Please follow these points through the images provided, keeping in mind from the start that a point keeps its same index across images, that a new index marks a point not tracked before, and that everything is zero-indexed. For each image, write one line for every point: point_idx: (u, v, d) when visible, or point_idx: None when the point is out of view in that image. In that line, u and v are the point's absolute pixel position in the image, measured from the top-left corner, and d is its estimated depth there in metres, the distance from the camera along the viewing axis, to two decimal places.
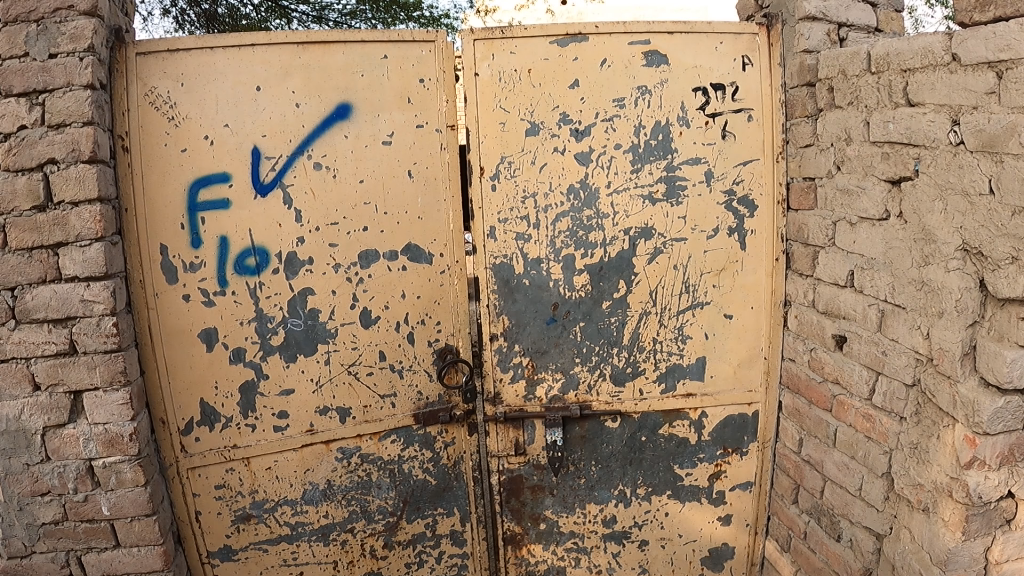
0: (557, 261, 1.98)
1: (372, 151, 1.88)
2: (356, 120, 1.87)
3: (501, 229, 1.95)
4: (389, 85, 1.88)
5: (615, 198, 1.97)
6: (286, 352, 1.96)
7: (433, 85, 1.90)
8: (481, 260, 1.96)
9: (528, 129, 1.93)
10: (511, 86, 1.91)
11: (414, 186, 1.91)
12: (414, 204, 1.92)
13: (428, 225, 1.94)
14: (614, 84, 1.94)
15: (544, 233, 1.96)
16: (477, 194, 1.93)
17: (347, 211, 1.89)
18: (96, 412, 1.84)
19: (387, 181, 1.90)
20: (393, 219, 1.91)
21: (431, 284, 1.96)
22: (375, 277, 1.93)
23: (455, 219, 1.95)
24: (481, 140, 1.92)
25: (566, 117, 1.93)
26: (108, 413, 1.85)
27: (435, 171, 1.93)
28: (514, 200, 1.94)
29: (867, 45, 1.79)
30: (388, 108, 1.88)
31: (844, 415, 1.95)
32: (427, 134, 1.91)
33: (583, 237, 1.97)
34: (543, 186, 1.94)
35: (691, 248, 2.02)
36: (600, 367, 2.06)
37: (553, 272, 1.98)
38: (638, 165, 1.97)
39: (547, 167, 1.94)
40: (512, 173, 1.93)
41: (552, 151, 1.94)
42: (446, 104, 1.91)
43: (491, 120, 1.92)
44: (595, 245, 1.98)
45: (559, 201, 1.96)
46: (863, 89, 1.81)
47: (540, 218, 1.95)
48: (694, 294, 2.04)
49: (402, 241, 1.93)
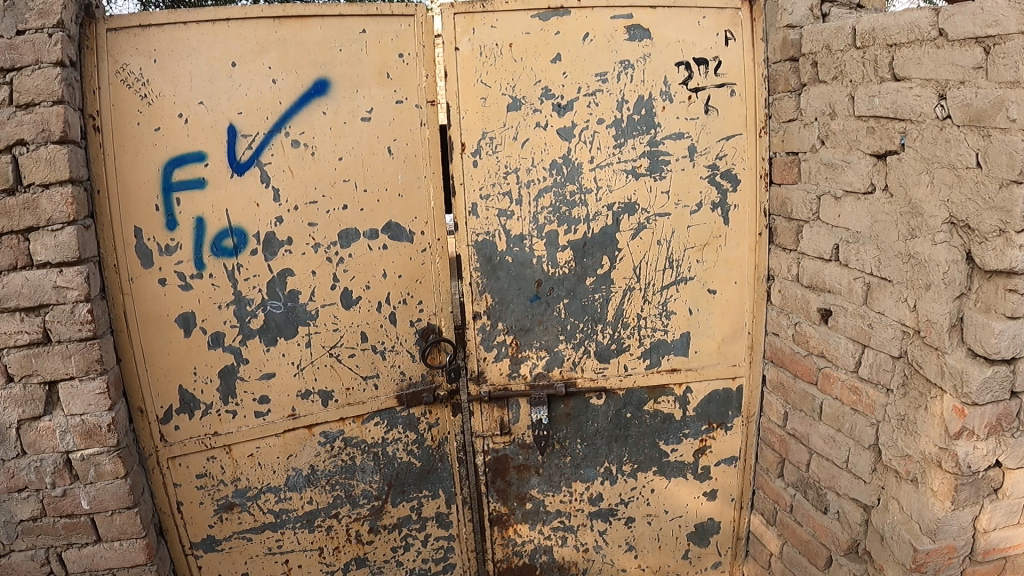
0: (540, 238, 1.95)
1: (350, 127, 1.84)
2: (334, 96, 1.83)
3: (483, 205, 1.92)
4: (368, 60, 1.84)
5: (599, 174, 1.95)
6: (266, 335, 1.93)
7: (413, 60, 1.86)
8: (464, 237, 1.93)
9: (509, 104, 1.90)
10: (492, 61, 1.88)
11: (394, 163, 1.87)
12: (394, 181, 1.88)
13: (409, 202, 1.90)
14: (597, 59, 1.92)
15: (527, 209, 1.94)
16: (459, 170, 1.90)
17: (325, 188, 1.84)
18: (73, 402, 1.80)
19: (366, 158, 1.85)
20: (373, 196, 1.87)
21: (412, 263, 1.93)
22: (356, 256, 1.89)
23: (436, 196, 1.92)
24: (462, 115, 1.89)
25: (549, 92, 1.91)
26: (84, 404, 1.81)
27: (416, 148, 1.88)
28: (496, 176, 1.91)
29: (852, 20, 1.78)
30: (367, 83, 1.84)
31: (829, 388, 1.96)
32: (407, 110, 1.87)
33: (567, 213, 1.95)
34: (525, 162, 1.92)
35: (675, 223, 2.00)
36: (585, 343, 2.04)
37: (536, 249, 1.96)
38: (622, 140, 1.95)
39: (529, 142, 1.91)
40: (494, 149, 1.90)
41: (534, 126, 1.91)
42: (426, 80, 1.88)
43: (472, 95, 1.88)
44: (579, 221, 1.96)
45: (541, 176, 1.93)
46: (848, 63, 1.80)
47: (522, 195, 1.93)
48: (677, 269, 2.03)
49: (383, 219, 1.88)
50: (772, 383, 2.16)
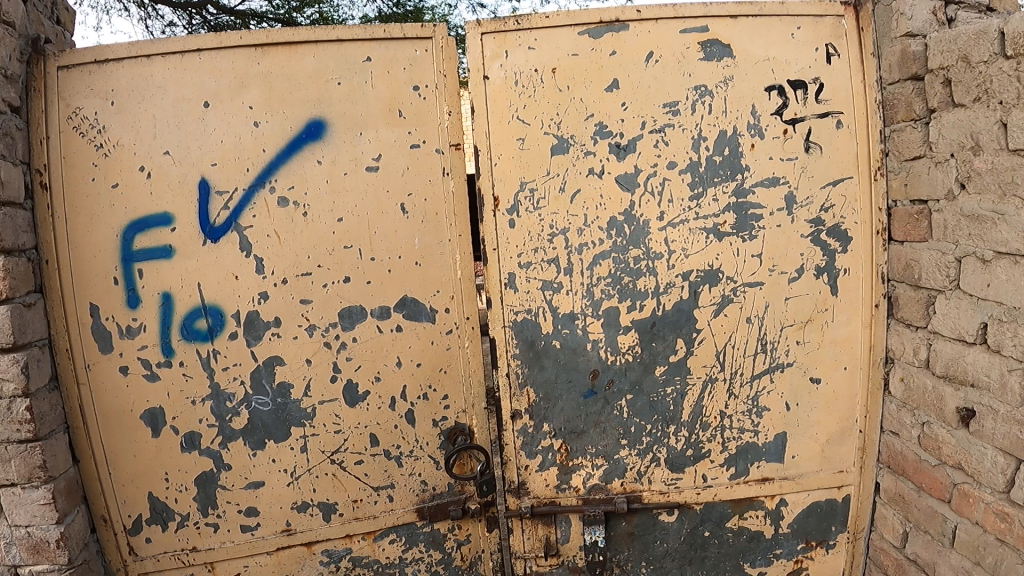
0: (594, 314, 1.54)
1: (353, 180, 1.43)
2: (331, 141, 1.43)
3: (524, 276, 1.51)
4: (374, 94, 1.43)
5: (671, 233, 1.53)
6: (252, 437, 1.53)
7: (432, 93, 1.45)
8: (497, 315, 1.52)
9: (554, 145, 1.48)
10: (532, 92, 1.48)
11: (409, 224, 1.46)
12: (409, 246, 1.46)
13: (429, 272, 1.47)
14: (666, 86, 1.50)
15: (578, 279, 1.52)
16: (490, 232, 1.50)
17: (322, 257, 1.44)
18: (14, 513, 1.39)
19: (374, 218, 1.44)
20: (382, 266, 1.46)
21: (434, 349, 1.51)
22: (361, 342, 1.48)
23: (462, 265, 1.48)
24: (495, 161, 1.48)
25: (605, 130, 1.49)
26: (29, 514, 1.40)
27: (435, 204, 1.46)
28: (538, 238, 1.51)
29: (1000, 19, 1.32)
30: (374, 123, 1.43)
31: (967, 511, 1.50)
32: (426, 155, 1.45)
33: (628, 284, 1.54)
34: (575, 219, 1.50)
35: (769, 295, 1.62)
36: (653, 450, 1.66)
37: (591, 333, 1.55)
38: (699, 190, 1.53)
39: (580, 194, 1.50)
40: (537, 204, 1.50)
41: (586, 173, 1.49)
42: (448, 118, 1.45)
43: (507, 135, 1.48)
44: (644, 295, 1.55)
45: (597, 238, 1.51)
46: (994, 78, 1.34)
47: (571, 261, 1.51)
48: (773, 354, 1.66)
49: (397, 295, 1.47)
50: (889, 492, 1.72)
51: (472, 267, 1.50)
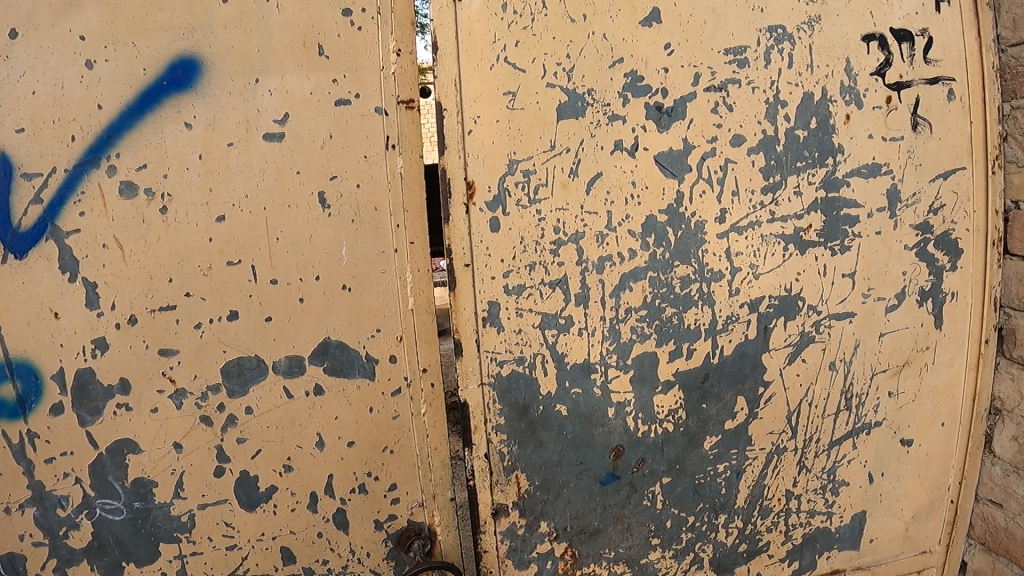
0: (619, 364, 1.00)
1: (241, 153, 0.89)
2: (206, 92, 0.87)
3: (516, 308, 0.95)
4: (281, 20, 0.88)
5: (734, 242, 1.01)
6: (98, 562, 0.96)
7: (372, 24, 0.91)
8: (471, 368, 0.95)
9: (562, 103, 0.93)
10: (528, 20, 0.91)
11: (332, 226, 0.92)
12: (331, 260, 0.92)
13: (364, 302, 0.95)
14: (729, 23, 0.99)
15: (595, 313, 0.98)
16: (459, 239, 0.92)
17: (191, 279, 0.89)
18: None
19: (273, 214, 0.90)
20: (289, 294, 0.92)
21: (371, 419, 0.98)
22: (260, 413, 0.95)
23: (416, 288, 0.97)
24: (467, 125, 0.91)
25: (643, 84, 0.96)
26: None
27: (372, 193, 0.93)
28: (535, 248, 0.95)
29: None
30: (278, 65, 0.88)
31: None
32: (359, 118, 0.91)
33: (664, 322, 1.00)
34: (595, 219, 0.95)
35: (861, 329, 1.13)
36: (696, 550, 1.14)
37: (613, 394, 1.01)
38: (776, 177, 1.02)
39: (603, 182, 0.95)
40: (536, 194, 0.93)
41: (613, 150, 0.95)
42: (396, 63, 0.92)
43: (488, 87, 0.91)
44: (695, 334, 1.02)
45: (630, 247, 0.97)
46: None
47: (588, 283, 0.97)
48: (858, 411, 1.17)
49: (314, 338, 0.94)
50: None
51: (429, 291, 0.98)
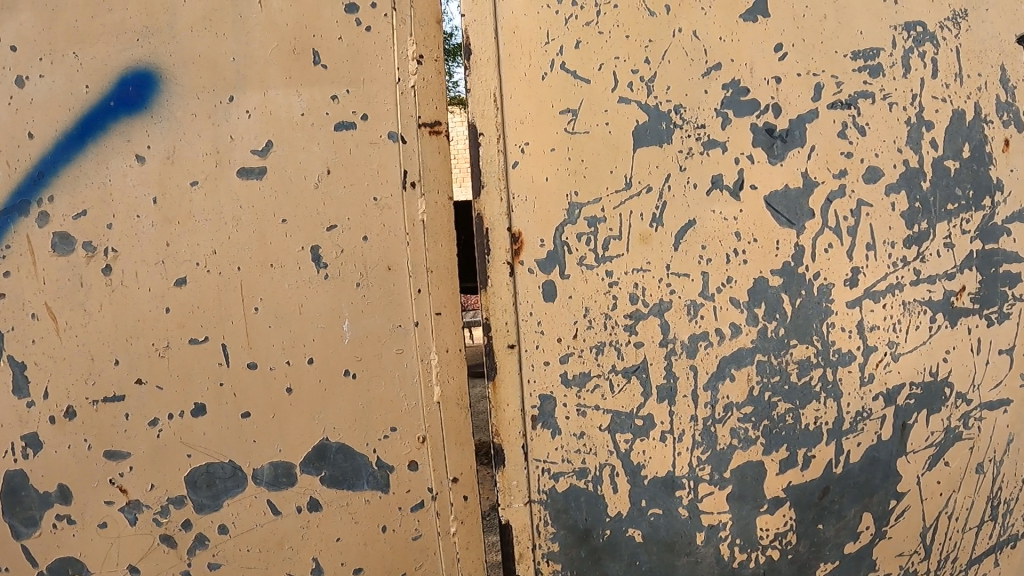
0: (714, 478, 0.71)
1: (208, 196, 0.65)
2: (164, 114, 0.65)
3: (578, 405, 0.69)
4: (265, 18, 0.65)
5: (869, 312, 0.73)
6: None
7: (385, 23, 0.67)
8: (515, 482, 0.69)
9: (640, 125, 0.68)
10: (591, 16, 0.67)
11: (330, 291, 0.67)
12: (329, 337, 0.67)
13: (375, 392, 0.68)
14: (855, 16, 0.72)
15: (685, 412, 0.70)
16: (500, 311, 0.67)
17: (143, 361, 0.66)
18: None
19: (249, 277, 0.66)
20: (272, 383, 0.67)
21: (386, 541, 0.70)
22: (239, 533, 0.68)
23: (443, 373, 0.69)
24: (512, 156, 0.67)
25: (748, 98, 0.70)
26: None
27: (385, 248, 0.67)
28: (604, 324, 0.68)
29: None
30: (259, 78, 0.65)
31: None
32: (368, 148, 0.67)
33: (773, 425, 0.72)
34: (687, 283, 0.69)
35: (1016, 417, 0.80)
36: None
37: (703, 516, 0.72)
38: (922, 225, 0.74)
39: (697, 232, 0.69)
40: (606, 249, 0.67)
41: (711, 189, 0.69)
42: (416, 74, 0.67)
43: (537, 105, 0.67)
44: (816, 436, 0.73)
45: (732, 322, 0.69)
46: None
47: (675, 372, 0.69)
48: (1004, 518, 0.81)
49: (308, 439, 0.68)
50: None
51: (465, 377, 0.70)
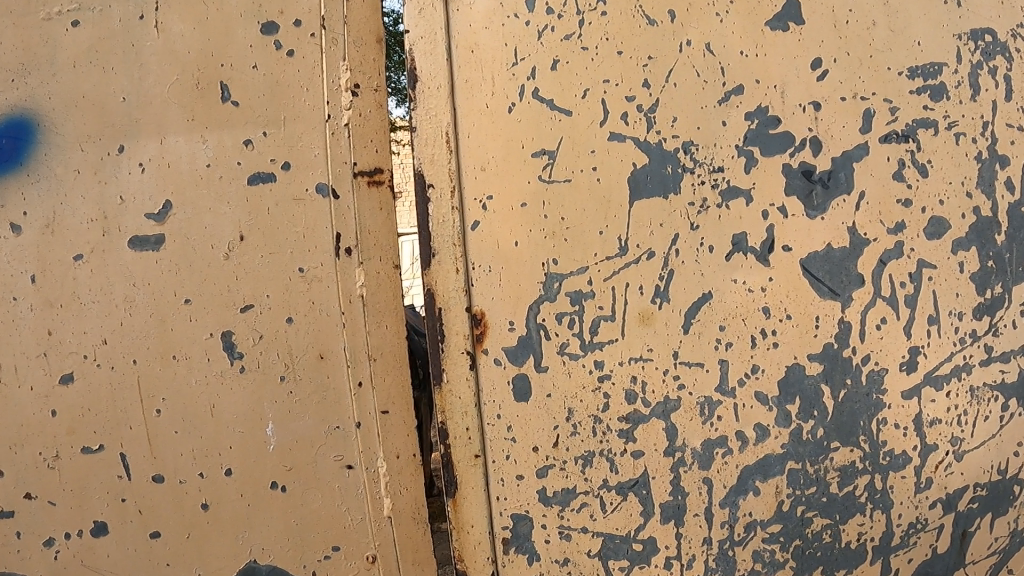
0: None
1: (97, 274, 0.48)
2: (43, 170, 0.49)
3: (561, 528, 0.50)
4: (162, 48, 0.50)
5: (929, 403, 0.53)
6: None
7: (311, 48, 0.51)
8: None
9: (639, 170, 0.49)
10: (569, 26, 0.49)
11: (251, 388, 0.49)
12: (250, 444, 0.49)
13: (314, 509, 0.50)
14: (910, 23, 0.53)
15: (698, 534, 0.51)
16: (458, 413, 0.49)
17: (29, 474, 0.49)
18: None
19: (149, 372, 0.49)
20: (183, 499, 0.50)
21: None
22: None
23: (395, 484, 0.52)
24: (470, 214, 0.49)
25: (780, 130, 0.50)
26: None
27: (318, 331, 0.50)
28: (593, 429, 0.49)
29: None
30: (156, 122, 0.49)
31: None
32: (291, 207, 0.50)
33: (806, 545, 0.52)
34: (702, 375, 0.50)
35: None
36: None
37: None
38: (997, 286, 0.54)
39: (714, 309, 0.49)
40: (594, 333, 0.49)
41: (731, 254, 0.49)
42: (352, 110, 0.51)
43: (503, 146, 0.49)
44: (859, 554, 0.54)
45: (758, 422, 0.50)
46: None
47: (685, 487, 0.50)
48: None
49: (234, 564, 0.50)
50: None
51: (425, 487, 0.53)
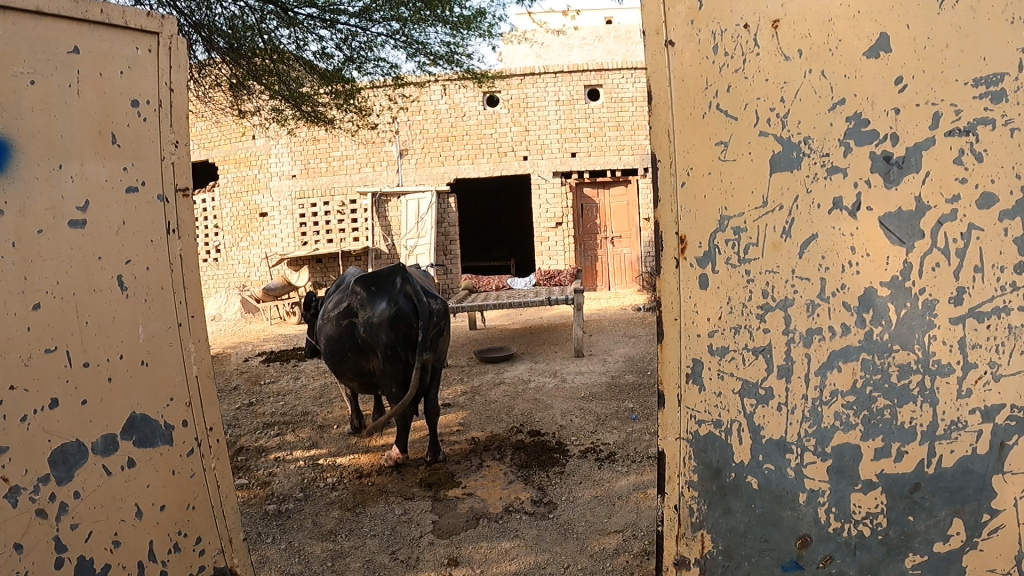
0: (817, 451, 0.71)
1: (52, 242, 0.72)
2: (11, 178, 0.69)
3: (721, 370, 0.73)
4: (80, 105, 0.75)
5: (973, 330, 0.69)
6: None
7: (156, 116, 0.81)
8: (670, 419, 0.74)
9: (776, 154, 0.70)
10: (737, 59, 0.71)
11: (130, 308, 0.79)
12: (131, 340, 0.79)
13: (161, 376, 0.81)
14: (978, 42, 0.68)
15: (799, 390, 0.71)
16: (668, 292, 0.73)
17: (11, 371, 0.69)
18: None
19: (82, 300, 0.75)
20: (97, 374, 0.76)
21: (177, 483, 0.82)
22: (88, 493, 0.74)
23: (196, 355, 0.85)
24: (678, 176, 0.72)
25: (869, 129, 0.69)
26: None
27: (160, 273, 0.81)
28: (741, 310, 0.72)
29: None
30: (78, 151, 0.74)
31: None
32: (146, 207, 0.80)
33: (872, 416, 0.70)
34: (808, 286, 0.70)
35: None
36: None
37: (807, 480, 0.71)
38: None
39: (818, 245, 0.70)
40: (745, 252, 0.72)
41: (834, 208, 0.70)
42: (174, 155, 0.83)
43: (700, 136, 0.72)
44: (910, 434, 0.70)
45: (844, 321, 0.70)
46: None
47: (792, 357, 0.71)
48: None
49: (123, 417, 0.78)
50: None
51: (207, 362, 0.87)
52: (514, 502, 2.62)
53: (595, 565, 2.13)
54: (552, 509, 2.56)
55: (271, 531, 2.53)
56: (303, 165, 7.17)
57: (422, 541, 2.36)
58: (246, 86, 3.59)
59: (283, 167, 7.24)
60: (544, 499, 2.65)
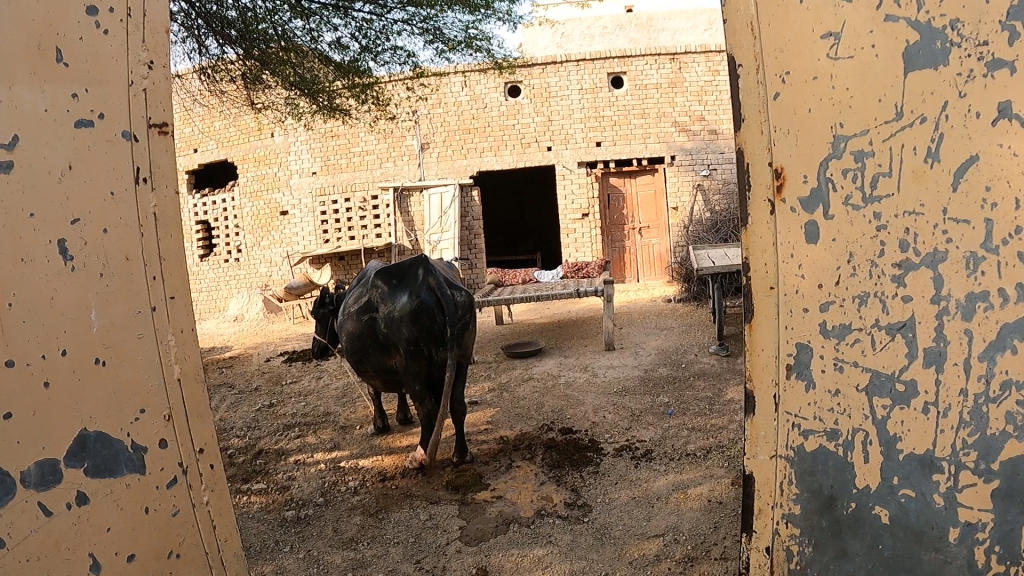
0: (979, 469, 0.56)
1: None
2: None
3: (838, 359, 0.60)
4: (14, 10, 0.58)
5: None
6: None
7: (119, 28, 0.65)
8: (763, 434, 0.63)
9: (913, 47, 0.56)
10: None
11: (80, 289, 0.61)
12: (81, 331, 0.60)
13: (128, 383, 0.64)
14: None
15: (953, 387, 0.56)
16: (759, 252, 0.63)
17: None
18: None
19: (7, 272, 0.56)
20: (32, 378, 0.57)
21: (151, 525, 0.64)
22: (18, 542, 0.55)
23: (178, 351, 0.68)
24: (771, 87, 0.62)
25: None
26: None
27: (123, 240, 0.64)
28: (869, 272, 0.58)
29: None
30: (7, 72, 0.57)
31: None
32: (104, 148, 0.63)
33: None
34: (966, 231, 0.55)
35: None
36: None
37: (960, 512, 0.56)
38: None
39: (980, 169, 0.55)
40: (874, 187, 0.58)
41: (970, 141, 0.55)
42: (149, 79, 0.68)
43: (807, 37, 0.60)
44: None
45: (1019, 282, 0.54)
46: None
47: (945, 338, 0.56)
48: None
49: (70, 437, 0.59)
50: None
51: (189, 362, 0.70)
52: (545, 505, 2.42)
53: (635, 574, 1.93)
54: (587, 513, 2.35)
55: (289, 539, 2.36)
56: (323, 161, 7.03)
57: (447, 548, 2.17)
58: (260, 80, 3.43)
59: (303, 164, 7.10)
60: (579, 501, 2.45)
